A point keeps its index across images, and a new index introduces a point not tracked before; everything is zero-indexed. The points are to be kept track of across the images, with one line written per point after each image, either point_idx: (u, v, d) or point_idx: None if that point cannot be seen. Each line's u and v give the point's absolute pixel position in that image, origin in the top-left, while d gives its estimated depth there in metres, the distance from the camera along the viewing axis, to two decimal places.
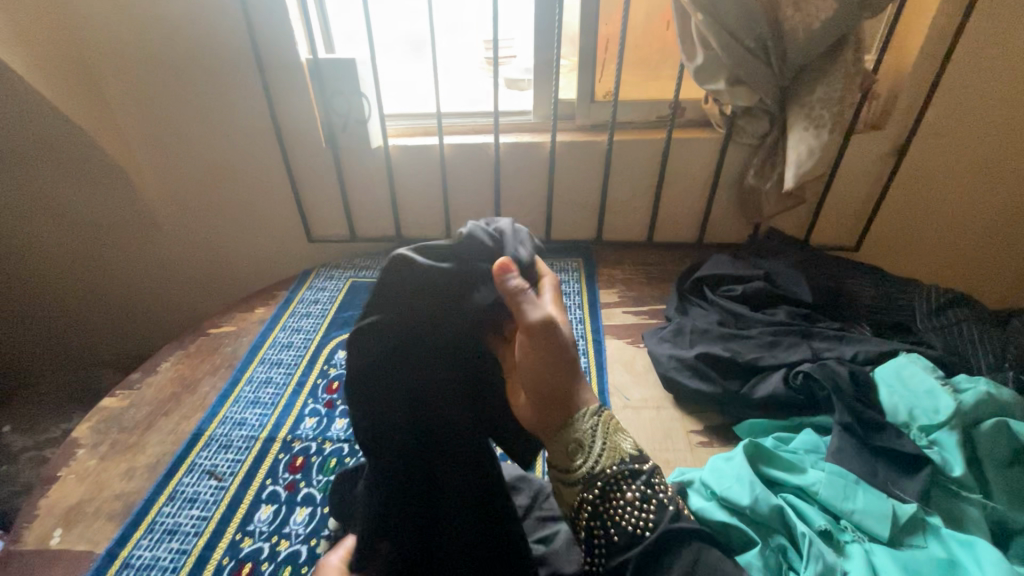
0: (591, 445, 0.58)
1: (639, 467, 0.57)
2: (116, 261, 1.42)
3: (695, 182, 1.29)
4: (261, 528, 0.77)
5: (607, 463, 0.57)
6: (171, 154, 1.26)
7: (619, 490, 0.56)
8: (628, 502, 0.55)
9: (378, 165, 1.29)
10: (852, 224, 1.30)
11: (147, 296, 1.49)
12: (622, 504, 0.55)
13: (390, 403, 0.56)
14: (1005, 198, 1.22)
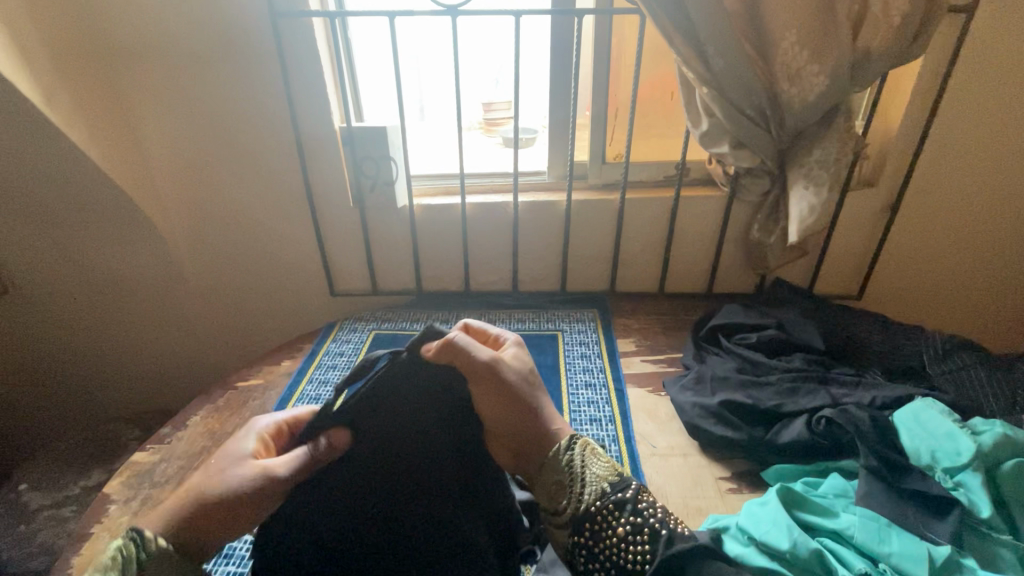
0: (574, 484, 0.69)
1: (622, 495, 0.67)
2: (140, 317, 1.45)
3: (702, 236, 1.36)
4: None
5: (590, 499, 0.67)
6: (204, 213, 1.33)
7: (609, 526, 0.65)
8: (620, 535, 0.65)
9: (402, 221, 1.36)
10: (853, 274, 1.37)
11: (167, 351, 1.51)
12: (615, 537, 0.65)
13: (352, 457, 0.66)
14: (996, 247, 1.29)
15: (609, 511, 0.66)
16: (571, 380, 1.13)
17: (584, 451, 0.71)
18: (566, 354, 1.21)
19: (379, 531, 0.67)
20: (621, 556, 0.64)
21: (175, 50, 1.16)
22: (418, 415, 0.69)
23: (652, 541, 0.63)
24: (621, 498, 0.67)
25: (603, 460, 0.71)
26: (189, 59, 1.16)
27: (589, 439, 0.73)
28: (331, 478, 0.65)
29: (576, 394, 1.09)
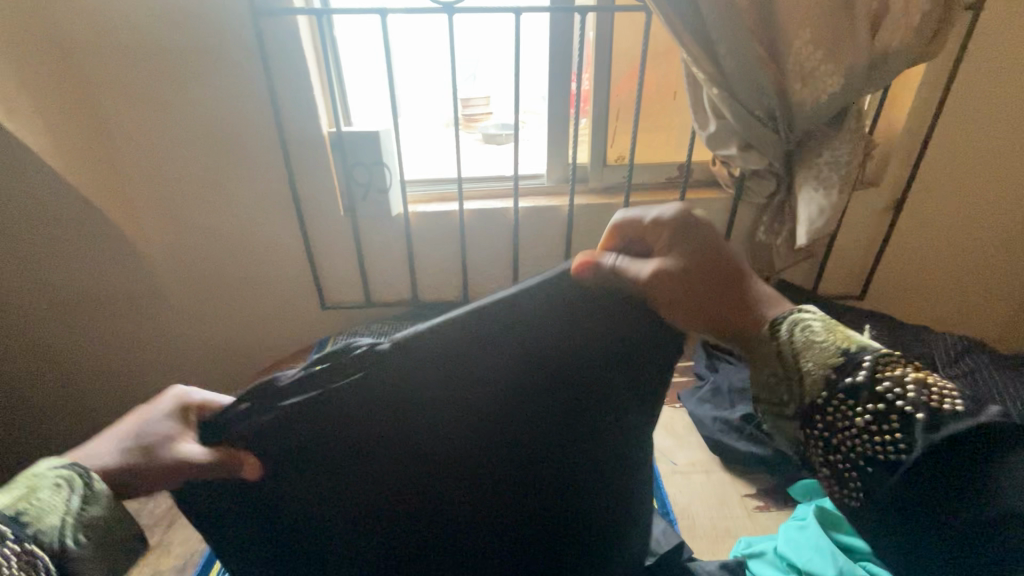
0: (789, 369, 0.55)
1: (854, 378, 0.52)
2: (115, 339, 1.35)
3: None
4: None
5: (813, 388, 0.54)
6: (181, 226, 1.24)
7: (843, 416, 0.52)
8: (856, 423, 0.51)
9: (396, 230, 1.29)
10: (856, 273, 1.36)
11: None
12: (850, 427, 0.52)
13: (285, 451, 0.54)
14: (997, 242, 1.30)
15: (839, 400, 0.53)
16: None
17: (796, 332, 0.55)
18: None
19: (325, 503, 0.57)
20: (866, 446, 0.51)
21: (146, 51, 1.07)
22: (392, 419, 0.54)
23: (906, 424, 0.49)
24: (861, 382, 0.52)
25: (823, 339, 0.54)
26: (161, 60, 1.07)
27: (802, 310, 0.56)
28: (289, 476, 0.55)
29: None
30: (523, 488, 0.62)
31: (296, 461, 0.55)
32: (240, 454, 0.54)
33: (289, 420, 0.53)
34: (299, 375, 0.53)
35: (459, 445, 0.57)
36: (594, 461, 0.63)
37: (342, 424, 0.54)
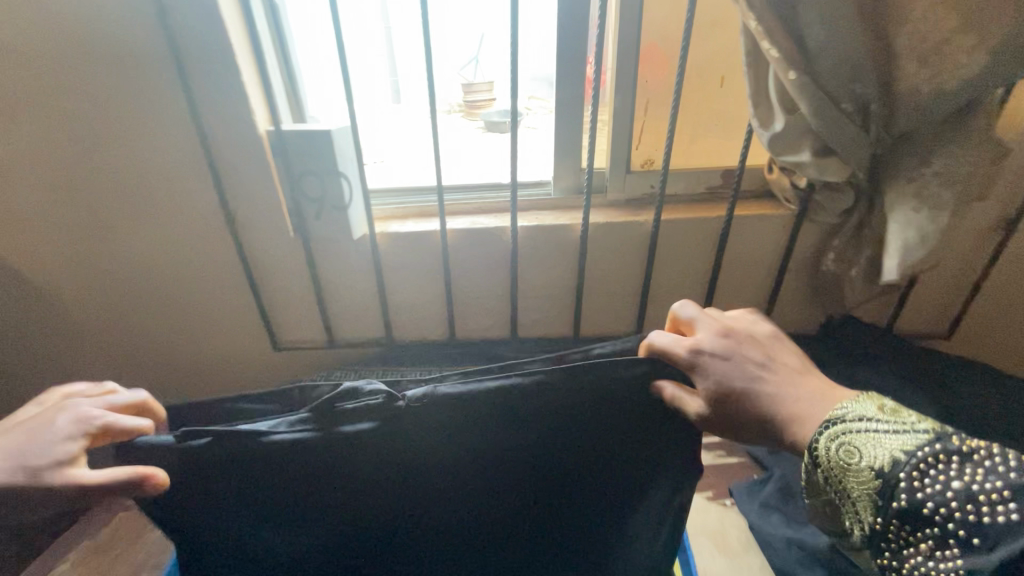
0: (837, 495, 0.54)
1: (901, 502, 0.49)
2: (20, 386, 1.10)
3: (757, 267, 1.05)
4: None
5: (864, 514, 0.52)
6: (88, 249, 0.97)
7: (907, 544, 0.49)
8: (924, 553, 0.48)
9: (362, 257, 1.02)
10: (945, 309, 1.08)
11: None
12: (920, 558, 0.48)
13: (283, 473, 0.64)
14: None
15: (898, 526, 0.49)
16: None
17: (833, 450, 0.53)
18: None
19: (306, 494, 0.65)
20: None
21: (15, 22, 0.79)
22: (386, 456, 0.65)
23: (964, 549, 0.46)
24: (905, 506, 0.49)
25: (856, 462, 0.52)
26: (36, 33, 0.80)
27: (826, 423, 0.55)
28: (278, 482, 0.64)
29: None
30: (519, 499, 0.71)
31: (295, 478, 0.64)
32: (239, 467, 0.62)
33: (308, 453, 0.63)
34: (352, 405, 0.62)
35: (461, 462, 0.67)
36: (588, 487, 0.71)
37: (336, 456, 0.64)
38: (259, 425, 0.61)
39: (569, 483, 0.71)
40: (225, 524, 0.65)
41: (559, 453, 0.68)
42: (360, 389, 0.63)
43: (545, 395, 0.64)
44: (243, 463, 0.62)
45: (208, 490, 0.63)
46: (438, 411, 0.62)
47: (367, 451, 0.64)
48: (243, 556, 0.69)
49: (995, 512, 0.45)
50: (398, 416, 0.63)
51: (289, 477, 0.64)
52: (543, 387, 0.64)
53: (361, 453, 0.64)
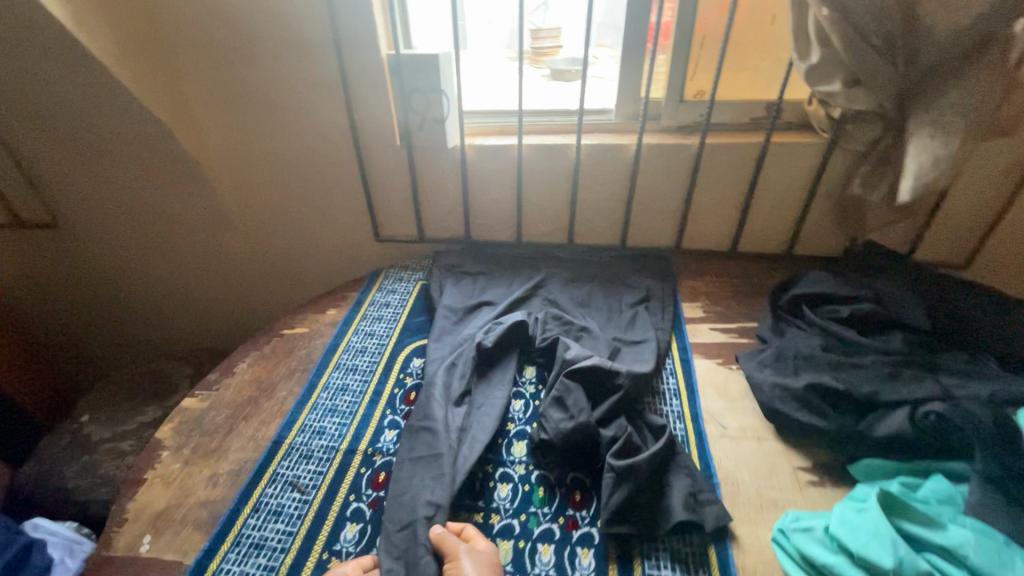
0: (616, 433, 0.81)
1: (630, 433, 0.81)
2: (189, 252, 1.45)
3: (790, 189, 1.20)
4: (388, 446, 0.88)
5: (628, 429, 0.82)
6: (245, 148, 1.26)
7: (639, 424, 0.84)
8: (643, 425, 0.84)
9: (452, 165, 1.25)
10: (968, 237, 1.18)
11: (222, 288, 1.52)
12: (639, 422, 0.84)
13: (478, 290, 1.18)
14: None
15: (641, 429, 0.83)
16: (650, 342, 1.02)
17: None
18: (645, 320, 1.09)
19: (498, 296, 1.16)
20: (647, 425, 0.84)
21: None
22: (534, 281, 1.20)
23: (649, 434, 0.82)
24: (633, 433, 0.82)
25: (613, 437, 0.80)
26: None
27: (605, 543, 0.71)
28: (484, 293, 1.17)
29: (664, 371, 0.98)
30: (621, 315, 1.11)
31: (486, 288, 1.20)
32: (463, 285, 1.21)
33: (502, 277, 1.23)
34: (535, 272, 1.25)
35: (595, 291, 1.18)
36: (662, 306, 1.13)
37: (503, 276, 1.24)
38: (473, 276, 1.24)
39: (654, 313, 1.11)
40: (463, 299, 1.14)
41: (631, 294, 1.17)
42: (533, 275, 1.24)
43: (616, 281, 1.21)
44: (478, 288, 1.20)
45: (458, 297, 1.15)
46: (571, 275, 1.24)
47: (527, 276, 1.24)
48: (459, 324, 1.08)
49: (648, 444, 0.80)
50: (542, 278, 1.22)
51: (491, 289, 1.19)
52: (620, 280, 1.21)
53: (517, 277, 1.23)
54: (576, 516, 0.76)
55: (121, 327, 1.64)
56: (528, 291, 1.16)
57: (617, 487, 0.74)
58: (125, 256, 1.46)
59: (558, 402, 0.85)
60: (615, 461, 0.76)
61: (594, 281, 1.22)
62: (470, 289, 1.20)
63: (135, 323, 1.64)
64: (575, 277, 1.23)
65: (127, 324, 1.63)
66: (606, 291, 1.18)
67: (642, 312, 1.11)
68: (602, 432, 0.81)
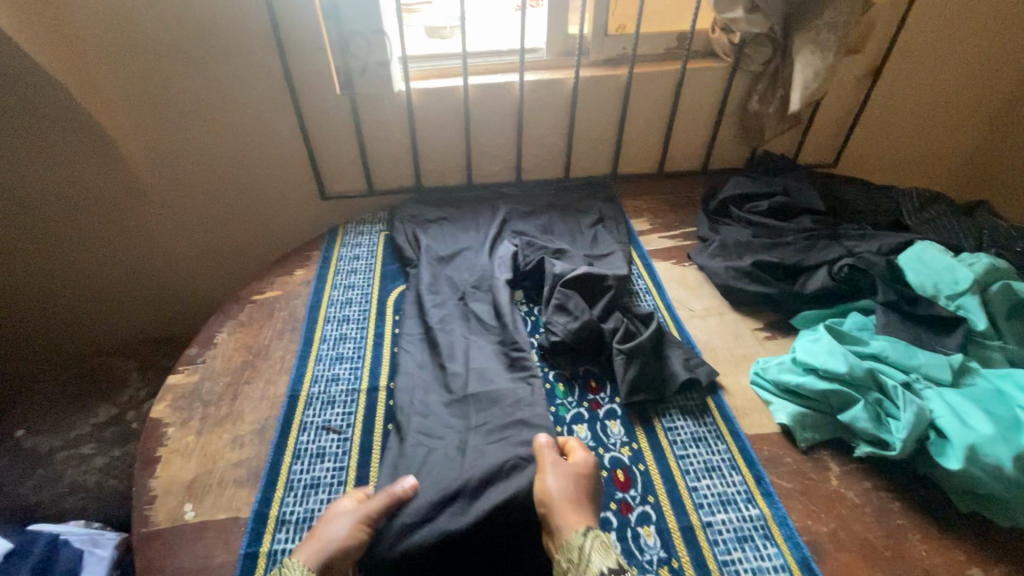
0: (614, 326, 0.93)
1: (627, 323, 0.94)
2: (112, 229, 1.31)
3: (703, 110, 1.38)
4: None
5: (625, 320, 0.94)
6: (160, 109, 1.14)
7: (631, 316, 0.97)
8: (635, 316, 0.96)
9: (398, 112, 1.24)
10: (836, 138, 1.46)
11: (155, 271, 1.41)
12: (630, 314, 0.97)
13: (445, 231, 1.22)
14: (962, 96, 1.41)
15: (634, 318, 0.96)
16: (617, 254, 1.15)
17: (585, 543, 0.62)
18: (607, 237, 1.21)
19: (468, 234, 1.21)
20: (638, 316, 0.97)
21: None
22: (496, 216, 1.27)
23: (642, 321, 0.95)
24: (630, 323, 0.94)
25: (613, 328, 0.92)
26: None
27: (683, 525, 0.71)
28: (456, 233, 1.21)
29: (633, 276, 1.12)
30: (582, 235, 1.22)
31: (452, 226, 1.24)
32: (429, 226, 1.23)
33: (464, 216, 1.28)
34: (494, 207, 1.31)
35: (557, 219, 1.28)
36: (616, 223, 1.26)
37: (466, 213, 1.28)
38: (436, 217, 1.26)
39: (611, 231, 1.24)
40: (435, 241, 1.18)
41: (587, 217, 1.28)
42: (495, 211, 1.29)
43: (570, 207, 1.32)
44: (445, 227, 1.23)
45: (430, 239, 1.18)
46: (527, 207, 1.31)
47: (488, 211, 1.29)
48: (441, 264, 1.11)
49: (643, 329, 0.93)
50: (504, 213, 1.28)
51: (459, 228, 1.23)
52: (573, 206, 1.32)
53: (479, 214, 1.29)
54: (598, 398, 0.87)
55: (12, 334, 1.43)
56: (498, 226, 1.22)
57: (629, 365, 0.86)
58: (12, 250, 1.29)
59: (560, 308, 0.95)
60: (622, 345, 0.88)
61: (550, 210, 1.31)
62: (439, 231, 1.22)
63: (36, 328, 1.44)
64: (532, 209, 1.30)
65: (26, 329, 1.43)
66: (564, 217, 1.28)
67: (601, 230, 1.23)
68: (604, 326, 0.92)
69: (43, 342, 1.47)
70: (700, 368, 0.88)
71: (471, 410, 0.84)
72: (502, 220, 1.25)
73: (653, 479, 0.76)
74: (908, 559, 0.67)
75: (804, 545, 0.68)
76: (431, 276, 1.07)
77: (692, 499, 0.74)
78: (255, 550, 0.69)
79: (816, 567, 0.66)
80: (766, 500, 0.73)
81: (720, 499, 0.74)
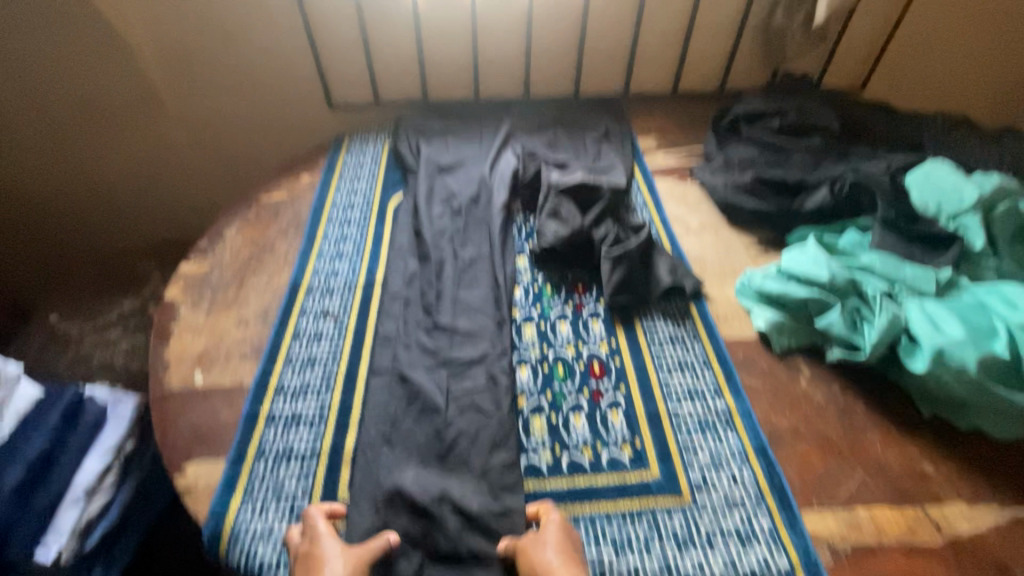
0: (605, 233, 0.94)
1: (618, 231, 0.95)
2: (127, 133, 1.35)
3: (724, 24, 1.31)
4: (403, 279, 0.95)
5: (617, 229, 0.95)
6: (167, 7, 1.14)
7: (623, 225, 0.97)
8: (627, 226, 0.97)
9: (404, 18, 1.22)
10: (866, 59, 1.37)
11: (171, 177, 1.46)
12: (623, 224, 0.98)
13: (448, 142, 1.22)
14: (1012, 13, 1.30)
15: (626, 227, 0.97)
16: (619, 169, 1.14)
17: None
18: (610, 153, 1.20)
19: (471, 146, 1.21)
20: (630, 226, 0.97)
21: None
22: (499, 130, 1.26)
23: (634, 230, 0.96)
24: (621, 231, 0.95)
25: (604, 235, 0.94)
26: None
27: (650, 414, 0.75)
28: (458, 145, 1.21)
29: (632, 192, 1.12)
30: (586, 150, 1.20)
31: (454, 138, 1.24)
32: (433, 137, 1.24)
33: (469, 128, 1.27)
34: (499, 121, 1.30)
35: (562, 134, 1.26)
36: (622, 140, 1.24)
37: (471, 125, 1.28)
38: (440, 129, 1.26)
39: (616, 147, 1.22)
40: (436, 151, 1.18)
41: (593, 133, 1.26)
42: (499, 125, 1.28)
43: (577, 123, 1.30)
44: (448, 139, 1.23)
45: (431, 150, 1.18)
46: (532, 122, 1.29)
47: (492, 124, 1.29)
48: (441, 175, 1.12)
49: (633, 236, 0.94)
50: (508, 127, 1.27)
51: (462, 140, 1.23)
52: (580, 122, 1.30)
53: (483, 127, 1.28)
54: (583, 299, 0.90)
55: (45, 234, 1.52)
56: (501, 140, 1.21)
57: (615, 269, 0.89)
58: (37, 150, 1.35)
59: (553, 214, 0.96)
60: (610, 250, 0.90)
61: (556, 126, 1.29)
62: (440, 142, 1.22)
63: (65, 228, 1.52)
64: (538, 125, 1.29)
65: (55, 230, 1.52)
66: (569, 133, 1.26)
67: (605, 146, 1.22)
68: (595, 233, 0.94)
69: (68, 242, 1.56)
70: (686, 276, 0.90)
71: (453, 337, 0.84)
72: (505, 133, 1.24)
73: (627, 372, 0.80)
74: (862, 454, 0.71)
75: (763, 434, 0.72)
76: (429, 187, 1.08)
77: (662, 390, 0.78)
78: (256, 411, 0.76)
79: (771, 453, 0.70)
80: (733, 394, 0.77)
81: (689, 391, 0.77)
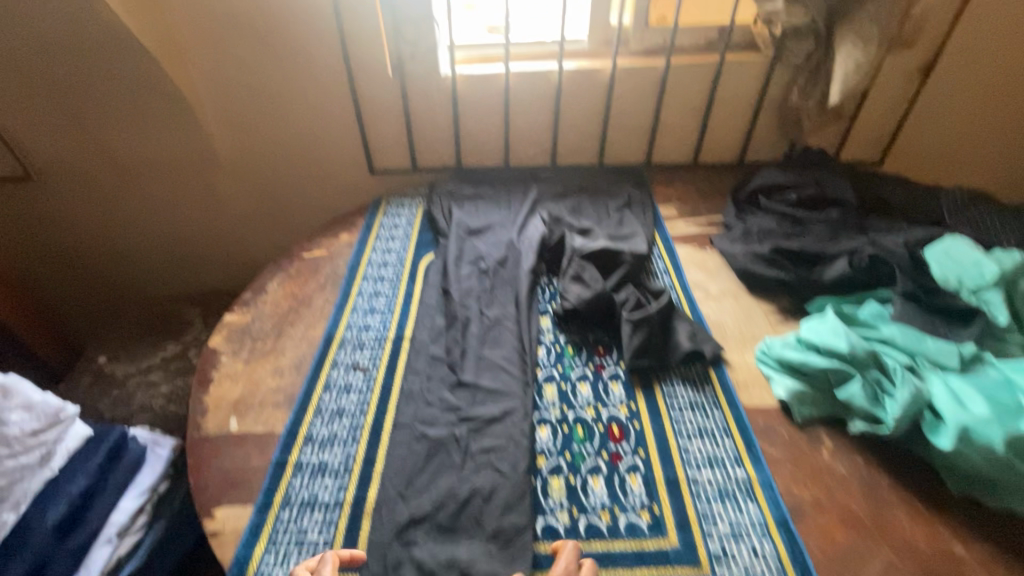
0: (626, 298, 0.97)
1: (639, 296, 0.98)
2: (188, 191, 1.48)
3: (741, 102, 1.39)
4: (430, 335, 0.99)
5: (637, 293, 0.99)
6: (235, 84, 1.29)
7: (643, 290, 1.01)
8: (648, 291, 1.00)
9: (443, 95, 1.33)
10: (882, 135, 1.42)
11: (221, 231, 1.57)
12: (643, 288, 1.01)
13: (479, 206, 1.30)
14: None
15: (647, 292, 1.00)
16: (640, 235, 1.19)
17: None
18: (632, 220, 1.25)
19: (500, 211, 1.28)
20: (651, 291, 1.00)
21: None
22: (527, 196, 1.33)
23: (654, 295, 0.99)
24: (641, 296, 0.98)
25: (625, 299, 0.97)
26: None
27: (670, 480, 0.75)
28: (488, 210, 1.29)
29: (653, 258, 1.16)
30: (609, 217, 1.26)
31: (484, 203, 1.32)
32: (464, 202, 1.32)
33: (498, 194, 1.35)
34: (526, 188, 1.38)
35: (586, 201, 1.33)
36: (644, 209, 1.30)
37: (500, 191, 1.36)
38: (471, 195, 1.35)
39: (638, 215, 1.28)
40: (467, 215, 1.25)
41: (616, 200, 1.33)
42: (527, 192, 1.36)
43: (600, 191, 1.37)
44: (479, 203, 1.31)
45: (463, 214, 1.26)
46: (558, 189, 1.37)
47: (520, 190, 1.37)
48: (470, 238, 1.19)
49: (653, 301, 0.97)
50: (535, 194, 1.35)
51: (491, 204, 1.31)
52: (603, 189, 1.37)
53: (512, 193, 1.36)
54: (603, 361, 0.93)
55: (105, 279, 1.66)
56: (528, 205, 1.28)
57: (635, 333, 0.91)
58: (108, 204, 1.50)
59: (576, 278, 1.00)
60: (631, 314, 0.93)
61: (581, 193, 1.36)
62: (471, 207, 1.30)
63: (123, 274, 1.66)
64: (563, 192, 1.36)
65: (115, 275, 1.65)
66: (593, 200, 1.33)
67: (628, 214, 1.27)
68: (616, 297, 0.97)
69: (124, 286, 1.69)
70: (705, 342, 0.92)
71: (476, 393, 0.87)
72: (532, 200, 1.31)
73: (646, 435, 0.81)
74: (890, 533, 0.69)
75: (785, 506, 0.71)
76: (459, 248, 1.14)
77: (681, 455, 0.78)
78: (284, 459, 0.79)
79: (794, 529, 0.69)
80: (754, 463, 0.77)
81: (709, 458, 0.78)
